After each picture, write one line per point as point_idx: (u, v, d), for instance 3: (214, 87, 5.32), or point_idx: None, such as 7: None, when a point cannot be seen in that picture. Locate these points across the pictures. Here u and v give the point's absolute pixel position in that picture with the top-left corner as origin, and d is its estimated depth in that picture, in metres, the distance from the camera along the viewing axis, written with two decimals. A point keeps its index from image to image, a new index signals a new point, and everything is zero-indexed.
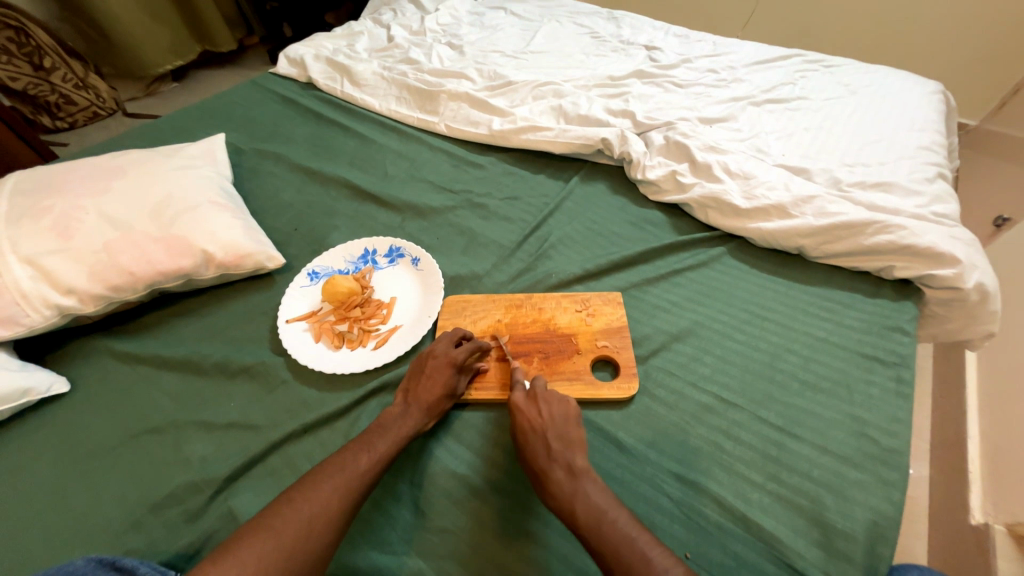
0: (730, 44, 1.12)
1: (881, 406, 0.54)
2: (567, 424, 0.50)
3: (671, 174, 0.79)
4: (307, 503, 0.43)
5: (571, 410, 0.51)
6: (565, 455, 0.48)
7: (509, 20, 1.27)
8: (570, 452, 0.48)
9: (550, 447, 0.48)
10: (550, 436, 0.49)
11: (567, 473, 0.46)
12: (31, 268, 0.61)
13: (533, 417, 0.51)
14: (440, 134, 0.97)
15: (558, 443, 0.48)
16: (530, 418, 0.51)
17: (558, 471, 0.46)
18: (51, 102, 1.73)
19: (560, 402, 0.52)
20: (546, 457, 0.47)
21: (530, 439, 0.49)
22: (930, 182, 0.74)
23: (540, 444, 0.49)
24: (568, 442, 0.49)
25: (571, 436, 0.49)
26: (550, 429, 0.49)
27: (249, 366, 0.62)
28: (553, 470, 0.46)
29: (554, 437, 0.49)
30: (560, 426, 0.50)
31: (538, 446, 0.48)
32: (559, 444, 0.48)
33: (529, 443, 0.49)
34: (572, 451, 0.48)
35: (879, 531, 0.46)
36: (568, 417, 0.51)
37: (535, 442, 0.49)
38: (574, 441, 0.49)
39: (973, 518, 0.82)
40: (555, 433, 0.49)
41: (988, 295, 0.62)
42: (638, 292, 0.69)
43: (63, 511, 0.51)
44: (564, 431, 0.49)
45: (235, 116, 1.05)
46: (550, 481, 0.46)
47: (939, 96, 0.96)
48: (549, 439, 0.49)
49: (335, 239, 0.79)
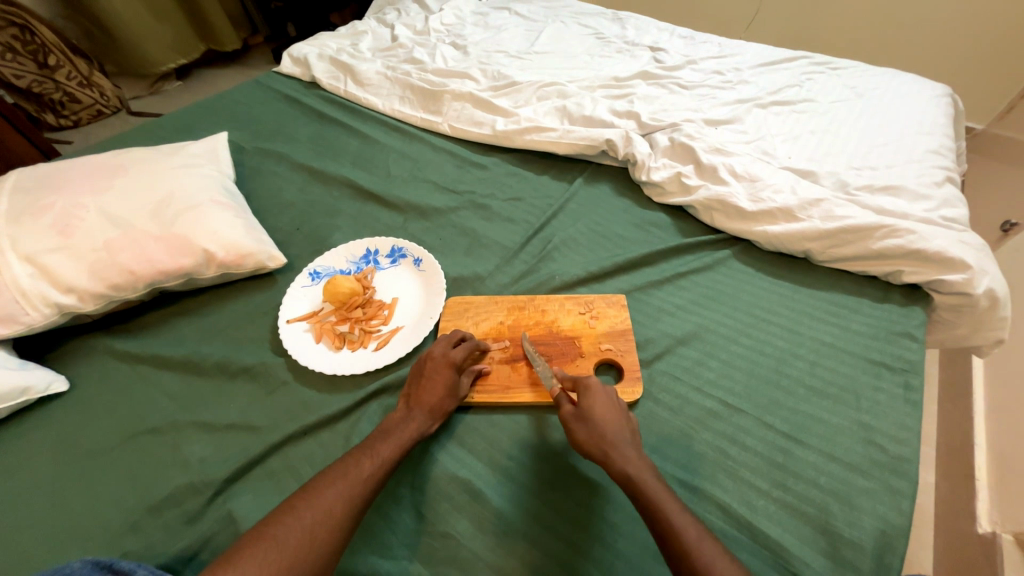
0: (736, 46, 1.11)
1: (888, 413, 0.54)
2: (632, 423, 0.50)
3: (676, 176, 0.78)
4: (309, 511, 0.42)
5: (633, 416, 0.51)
6: (634, 442, 0.48)
7: (514, 20, 1.26)
8: (636, 440, 0.48)
9: (626, 434, 0.47)
10: (625, 425, 0.48)
11: (640, 459, 0.46)
12: (32, 266, 0.61)
13: (611, 398, 0.50)
14: (443, 135, 0.97)
15: (631, 435, 0.48)
16: (608, 399, 0.50)
17: (635, 455, 0.46)
18: (55, 100, 1.74)
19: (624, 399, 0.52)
20: (623, 437, 0.47)
21: (609, 416, 0.48)
22: (940, 186, 0.73)
23: (619, 428, 0.48)
24: (635, 437, 0.48)
25: (638, 435, 0.49)
26: (624, 420, 0.49)
27: (249, 366, 0.62)
28: (629, 453, 0.46)
29: (628, 428, 0.48)
30: (629, 415, 0.50)
31: (617, 429, 0.47)
32: (631, 430, 0.48)
33: (609, 423, 0.48)
34: (637, 439, 0.49)
35: (888, 540, 0.45)
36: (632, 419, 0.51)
37: (614, 425, 0.48)
38: (636, 432, 0.49)
39: (981, 526, 0.81)
40: (629, 425, 0.49)
41: (999, 301, 0.61)
42: (642, 295, 0.68)
43: (59, 513, 0.51)
44: (633, 428, 0.49)
45: (238, 115, 1.05)
46: (628, 460, 0.45)
47: (948, 99, 0.95)
48: (625, 427, 0.48)
49: (337, 240, 0.78)
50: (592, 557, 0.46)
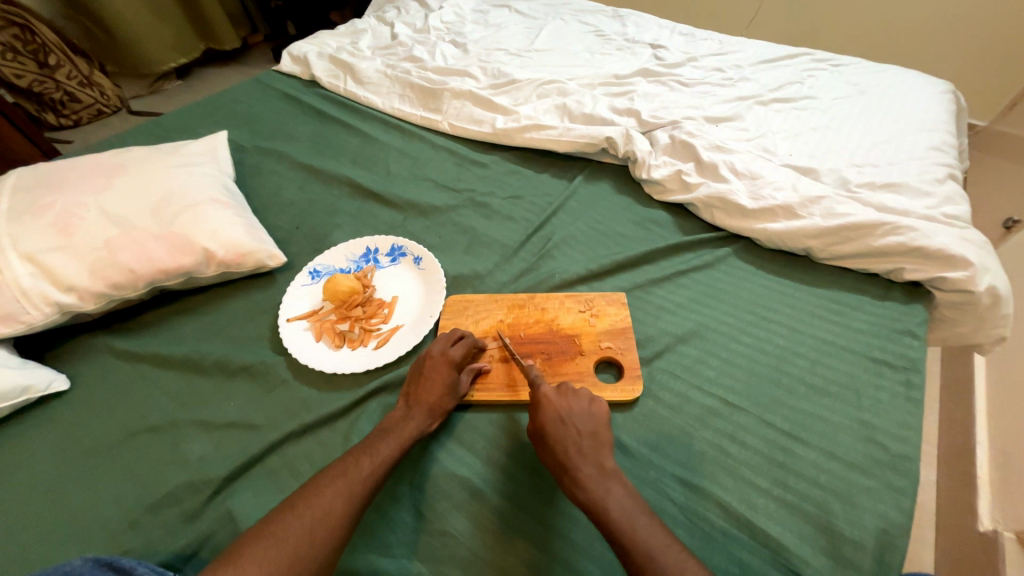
0: (737, 43, 1.10)
1: (889, 411, 0.53)
2: (596, 423, 0.49)
3: (676, 174, 0.78)
4: (309, 509, 0.42)
5: (602, 409, 0.50)
6: (596, 453, 0.47)
7: (513, 18, 1.26)
8: (599, 451, 0.47)
9: (581, 443, 0.47)
10: (581, 432, 0.48)
11: (597, 470, 0.45)
12: (32, 265, 0.61)
13: (562, 411, 0.49)
14: (443, 133, 0.97)
15: (589, 440, 0.47)
16: (559, 412, 0.49)
17: (588, 468, 0.45)
18: (56, 100, 1.74)
19: (589, 401, 0.51)
20: (576, 451, 0.46)
21: (559, 431, 0.48)
22: (941, 183, 0.73)
23: (571, 438, 0.47)
24: (598, 440, 0.48)
25: (600, 437, 0.48)
26: (580, 426, 0.48)
27: (249, 365, 0.62)
28: (583, 466, 0.45)
29: (585, 433, 0.48)
30: (590, 424, 0.49)
31: (569, 440, 0.47)
32: (590, 441, 0.47)
33: (558, 436, 0.48)
34: (601, 449, 0.47)
35: (889, 539, 0.45)
36: (597, 415, 0.50)
37: (565, 436, 0.47)
38: (602, 440, 0.48)
39: (982, 524, 0.81)
40: (586, 430, 0.48)
41: (1000, 299, 0.61)
42: (642, 293, 0.68)
43: (60, 512, 0.51)
44: (595, 430, 0.48)
45: (238, 114, 1.05)
46: (581, 477, 0.45)
47: (950, 96, 0.95)
48: (578, 436, 0.48)
49: (337, 238, 0.78)
50: (591, 555, 0.46)
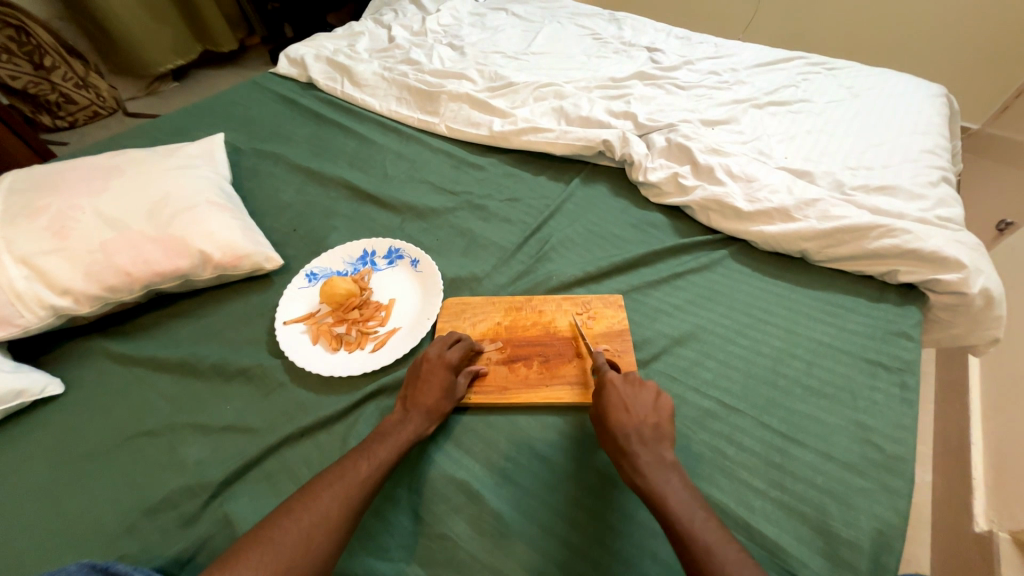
0: (733, 47, 1.11)
1: (885, 413, 0.54)
2: (659, 415, 0.48)
3: (673, 177, 0.78)
4: (306, 513, 0.42)
5: (667, 404, 0.49)
6: (657, 443, 0.46)
7: (511, 21, 1.26)
8: (661, 443, 0.46)
9: (642, 431, 0.47)
10: (643, 422, 0.47)
11: (657, 460, 0.45)
12: (27, 268, 0.60)
13: (627, 400, 0.49)
14: (441, 135, 0.97)
15: (651, 431, 0.47)
16: (623, 401, 0.49)
17: (648, 456, 0.45)
18: (52, 101, 1.73)
19: (655, 394, 0.50)
20: (637, 440, 0.46)
21: (623, 419, 0.48)
22: (935, 186, 0.73)
23: (634, 426, 0.47)
24: (661, 433, 0.47)
25: (664, 429, 0.47)
26: (643, 417, 0.48)
27: (246, 368, 0.62)
28: (644, 454, 0.45)
29: (648, 423, 0.47)
30: (654, 415, 0.48)
31: (630, 428, 0.47)
32: (653, 432, 0.47)
33: (620, 423, 0.48)
34: (663, 441, 0.47)
35: (885, 540, 0.45)
36: (662, 409, 0.49)
37: (629, 424, 0.47)
38: (665, 433, 0.47)
39: (977, 525, 0.81)
40: (648, 421, 0.47)
41: (994, 301, 0.61)
42: (639, 296, 0.68)
43: (54, 517, 0.50)
44: (658, 422, 0.48)
45: (235, 116, 1.05)
46: (641, 464, 0.45)
47: (943, 99, 0.95)
48: (642, 426, 0.47)
49: (333, 241, 0.78)
50: (589, 557, 0.46)
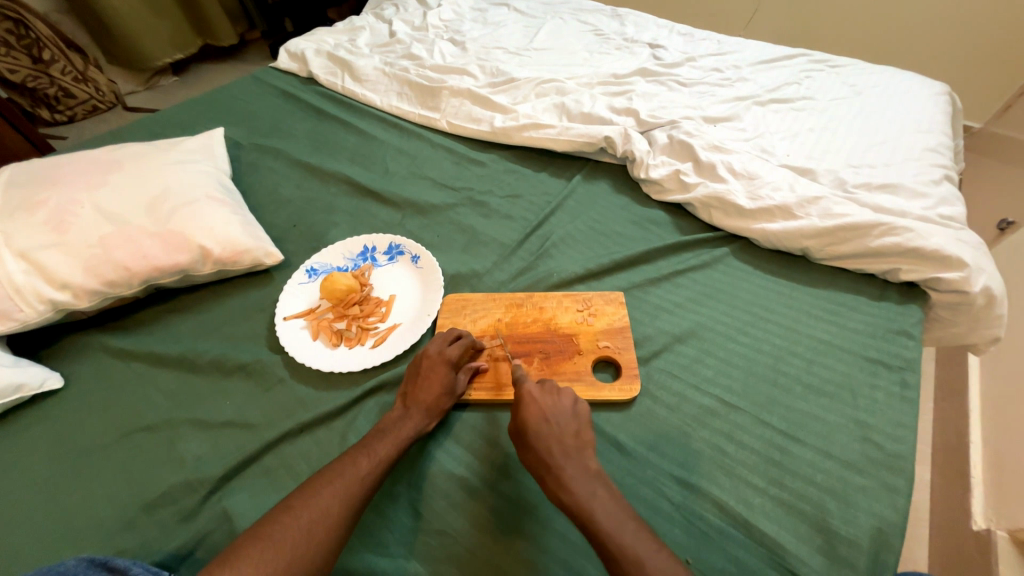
0: (736, 43, 1.11)
1: (885, 411, 0.54)
2: (578, 422, 0.50)
3: (675, 174, 0.78)
4: (305, 511, 0.42)
5: (585, 409, 0.50)
6: (580, 453, 0.47)
7: (512, 16, 1.26)
8: (583, 453, 0.47)
9: (564, 442, 0.47)
10: (564, 431, 0.48)
11: (581, 471, 0.45)
12: (25, 262, 0.60)
13: (546, 408, 0.50)
14: (441, 131, 0.96)
15: (573, 440, 0.47)
16: (542, 410, 0.50)
17: (573, 468, 0.45)
18: (50, 95, 1.72)
19: (573, 400, 0.51)
20: (560, 452, 0.46)
21: (542, 430, 0.48)
22: (937, 184, 0.73)
23: (555, 438, 0.47)
24: (581, 441, 0.48)
25: (583, 436, 0.48)
26: (563, 425, 0.49)
27: (245, 364, 0.62)
28: (568, 466, 0.45)
29: (569, 433, 0.48)
30: (573, 423, 0.49)
31: (551, 438, 0.47)
32: (573, 442, 0.47)
33: (542, 434, 0.48)
34: (584, 450, 0.47)
35: (884, 538, 0.45)
36: (581, 415, 0.50)
37: (549, 435, 0.48)
38: (584, 441, 0.48)
39: (976, 524, 0.82)
40: (569, 430, 0.48)
41: (996, 300, 0.61)
42: (640, 293, 0.68)
43: (53, 512, 0.50)
44: (577, 430, 0.49)
45: (234, 111, 1.04)
46: (565, 477, 0.45)
47: (946, 97, 0.95)
48: (562, 436, 0.48)
49: (334, 236, 0.78)
50: (587, 553, 0.46)
